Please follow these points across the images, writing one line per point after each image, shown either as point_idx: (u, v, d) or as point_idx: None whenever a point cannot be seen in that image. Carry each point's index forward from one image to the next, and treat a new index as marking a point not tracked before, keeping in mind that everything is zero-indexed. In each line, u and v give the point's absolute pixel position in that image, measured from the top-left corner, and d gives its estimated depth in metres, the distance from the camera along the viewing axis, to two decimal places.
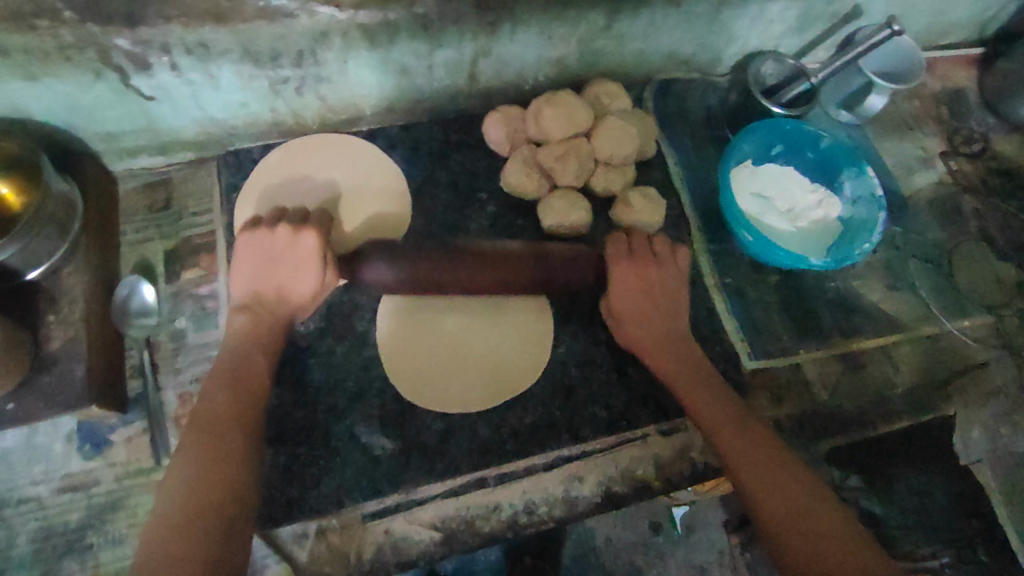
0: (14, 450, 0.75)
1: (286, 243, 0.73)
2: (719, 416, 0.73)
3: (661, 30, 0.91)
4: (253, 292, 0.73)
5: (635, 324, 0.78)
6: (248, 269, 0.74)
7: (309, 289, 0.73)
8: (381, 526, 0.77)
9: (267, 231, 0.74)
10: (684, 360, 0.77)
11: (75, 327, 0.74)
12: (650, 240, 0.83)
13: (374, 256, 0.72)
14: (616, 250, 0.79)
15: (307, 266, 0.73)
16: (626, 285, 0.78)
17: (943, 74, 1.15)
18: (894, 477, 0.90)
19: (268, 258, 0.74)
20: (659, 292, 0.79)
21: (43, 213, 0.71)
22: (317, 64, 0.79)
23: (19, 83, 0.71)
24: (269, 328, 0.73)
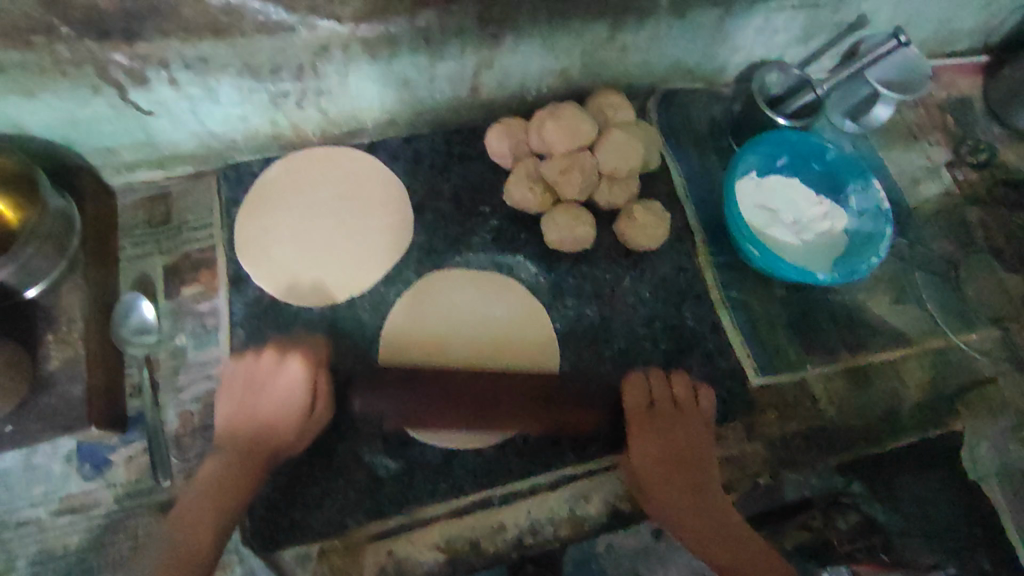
0: (12, 472, 0.74)
1: (269, 373, 0.71)
2: (735, 550, 0.72)
3: (664, 41, 0.90)
4: (230, 423, 0.71)
5: (653, 468, 0.75)
6: (230, 399, 0.71)
7: (294, 414, 0.70)
8: (385, 546, 0.76)
9: (252, 359, 0.71)
10: (705, 496, 0.75)
11: (73, 346, 0.73)
12: (669, 382, 0.79)
13: (365, 391, 0.71)
14: (635, 401, 0.77)
15: (294, 406, 0.70)
16: (647, 442, 0.75)
17: (948, 82, 1.14)
18: (897, 485, 0.90)
19: (251, 390, 0.71)
20: (683, 441, 0.76)
21: (40, 230, 0.70)
22: (318, 77, 0.78)
23: (15, 99, 0.70)
24: (247, 469, 0.69)
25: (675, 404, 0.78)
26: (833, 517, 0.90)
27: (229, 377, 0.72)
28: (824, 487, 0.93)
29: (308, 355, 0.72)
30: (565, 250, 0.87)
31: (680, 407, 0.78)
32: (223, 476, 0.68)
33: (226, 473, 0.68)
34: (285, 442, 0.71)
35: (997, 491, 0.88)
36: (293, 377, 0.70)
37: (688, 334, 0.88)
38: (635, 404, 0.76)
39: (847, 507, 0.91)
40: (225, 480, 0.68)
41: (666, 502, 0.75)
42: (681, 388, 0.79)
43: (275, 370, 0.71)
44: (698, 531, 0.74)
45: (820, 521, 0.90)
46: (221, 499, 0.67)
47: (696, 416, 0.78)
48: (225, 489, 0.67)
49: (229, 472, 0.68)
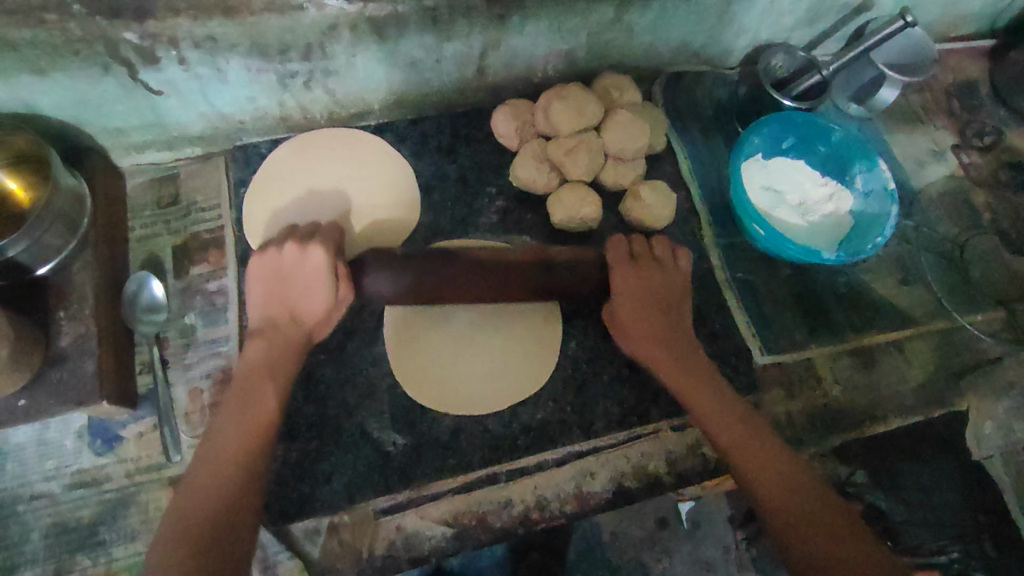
0: (26, 447, 0.75)
1: (295, 260, 0.74)
2: (724, 423, 0.73)
3: (671, 22, 0.90)
4: (266, 316, 0.74)
5: (633, 324, 0.78)
6: (263, 288, 0.75)
7: (320, 307, 0.73)
8: (394, 521, 0.77)
9: (275, 249, 0.75)
10: (689, 354, 0.78)
11: (85, 324, 0.74)
12: (651, 244, 0.83)
13: (374, 268, 0.76)
14: (615, 254, 0.81)
15: (319, 284, 0.73)
16: (630, 291, 0.79)
17: (955, 66, 1.13)
18: (898, 472, 0.90)
19: (280, 278, 0.75)
20: (665, 297, 0.80)
21: (52, 208, 0.70)
22: (326, 57, 0.78)
23: (27, 78, 0.71)
24: (269, 359, 0.72)
25: (658, 261, 0.82)
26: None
27: (259, 268, 0.76)
28: (832, 478, 0.89)
29: (328, 243, 0.75)
30: (571, 231, 0.88)
31: (664, 265, 0.82)
32: (272, 351, 0.72)
33: (270, 356, 0.72)
34: (320, 329, 0.75)
35: (999, 469, 0.91)
36: (314, 261, 0.73)
37: (693, 313, 0.89)
38: (619, 270, 0.79)
39: (854, 497, 0.89)
40: (254, 362, 0.72)
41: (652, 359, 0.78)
42: (661, 249, 0.83)
43: (299, 257, 0.74)
44: (676, 386, 0.76)
45: None
46: (274, 375, 0.71)
47: (680, 277, 0.82)
48: (273, 368, 0.72)
49: (272, 353, 0.72)
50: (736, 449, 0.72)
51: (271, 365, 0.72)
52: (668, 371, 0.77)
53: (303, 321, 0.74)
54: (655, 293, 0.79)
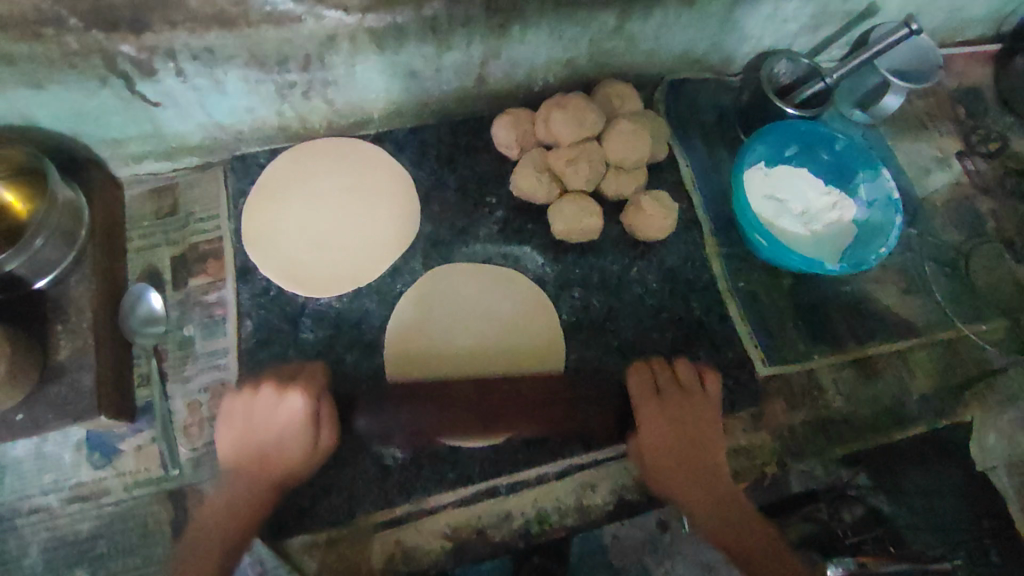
0: (24, 460, 0.75)
1: (269, 406, 0.70)
2: (730, 531, 0.73)
3: (673, 29, 0.89)
4: (237, 452, 0.70)
5: (658, 451, 0.75)
6: (233, 432, 0.71)
7: (297, 454, 0.70)
8: (391, 535, 0.75)
9: (250, 391, 0.71)
10: (742, 518, 0.73)
11: (82, 337, 0.73)
12: (679, 369, 0.79)
13: (366, 408, 0.75)
14: (641, 391, 0.77)
15: (298, 431, 0.69)
16: (658, 431, 0.75)
17: (960, 71, 1.12)
18: (904, 477, 0.91)
19: (248, 430, 0.70)
20: (695, 436, 0.76)
21: (49, 221, 0.70)
22: (324, 68, 0.78)
23: (24, 91, 0.71)
24: (251, 494, 0.69)
25: (685, 390, 0.78)
26: (840, 509, 0.87)
27: (229, 408, 0.72)
28: (832, 480, 0.89)
29: (309, 388, 0.71)
30: (572, 241, 0.87)
31: (689, 393, 0.78)
32: (242, 496, 0.69)
33: (246, 497, 0.69)
34: (297, 476, 0.71)
35: (1005, 479, 0.90)
36: (292, 413, 0.69)
37: (695, 324, 0.88)
38: (643, 406, 0.76)
39: (855, 501, 0.88)
40: (234, 506, 0.69)
41: (674, 487, 0.75)
42: (686, 371, 0.79)
43: (275, 404, 0.70)
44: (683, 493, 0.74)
45: (827, 514, 0.87)
46: (241, 517, 0.68)
47: (710, 425, 0.77)
48: (241, 508, 0.69)
49: (241, 495, 0.69)
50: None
51: (234, 521, 0.68)
52: (682, 486, 0.74)
53: (274, 465, 0.70)
54: (684, 426, 0.76)
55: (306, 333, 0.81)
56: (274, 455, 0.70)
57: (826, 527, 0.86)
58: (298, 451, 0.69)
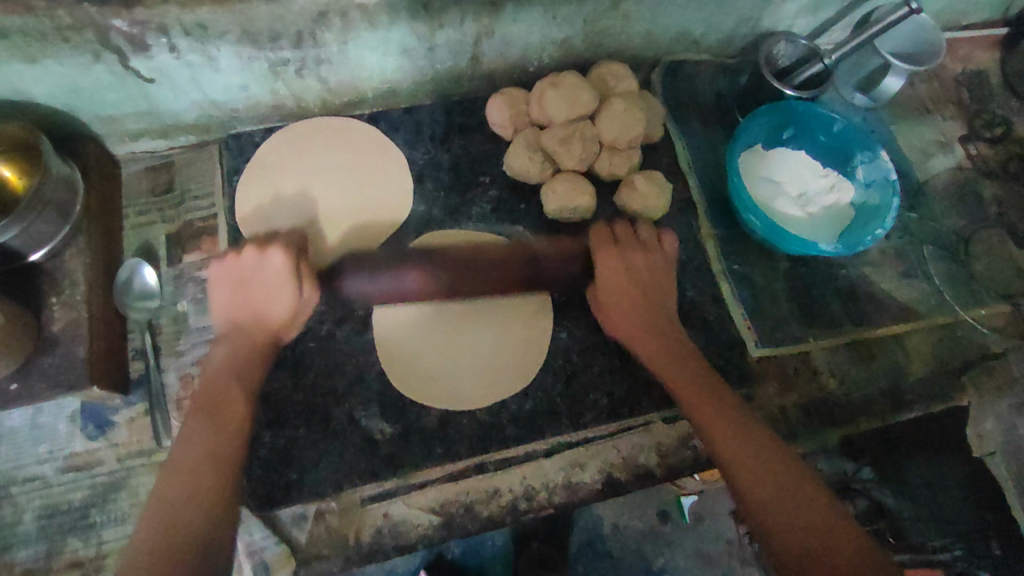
0: (20, 430, 0.76)
1: (257, 263, 0.74)
2: (682, 373, 0.73)
3: (669, 9, 0.88)
4: (231, 322, 0.73)
5: (610, 295, 0.78)
6: (224, 291, 0.75)
7: (276, 318, 0.73)
8: (381, 510, 0.77)
9: (234, 253, 0.75)
10: (688, 361, 0.74)
11: (76, 310, 0.74)
12: (633, 228, 0.83)
13: (351, 275, 0.78)
14: (600, 238, 0.80)
15: (282, 289, 0.73)
16: (616, 279, 0.78)
17: (965, 55, 1.10)
18: (907, 470, 0.90)
19: (243, 281, 0.74)
20: (648, 282, 0.79)
21: (43, 195, 0.71)
22: (317, 45, 0.78)
23: (18, 65, 0.71)
24: (244, 356, 0.71)
25: (641, 241, 0.82)
26: (844, 505, 0.90)
27: (218, 273, 0.75)
28: (836, 475, 0.90)
29: (290, 246, 0.76)
30: (565, 221, 0.87)
31: (641, 244, 0.82)
32: (245, 362, 0.71)
33: (244, 361, 0.71)
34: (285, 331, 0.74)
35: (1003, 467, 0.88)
36: (278, 264, 0.73)
37: (688, 305, 0.88)
38: (607, 259, 0.79)
39: (858, 494, 0.90)
40: (229, 366, 0.71)
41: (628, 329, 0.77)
42: (643, 232, 0.83)
43: (260, 262, 0.74)
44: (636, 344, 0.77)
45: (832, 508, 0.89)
46: (234, 374, 0.70)
47: (660, 267, 0.81)
48: (236, 371, 0.70)
49: (238, 357, 0.71)
50: (718, 425, 0.68)
51: (246, 379, 0.71)
52: (635, 333, 0.77)
53: (263, 323, 0.73)
54: (640, 280, 0.79)
55: None
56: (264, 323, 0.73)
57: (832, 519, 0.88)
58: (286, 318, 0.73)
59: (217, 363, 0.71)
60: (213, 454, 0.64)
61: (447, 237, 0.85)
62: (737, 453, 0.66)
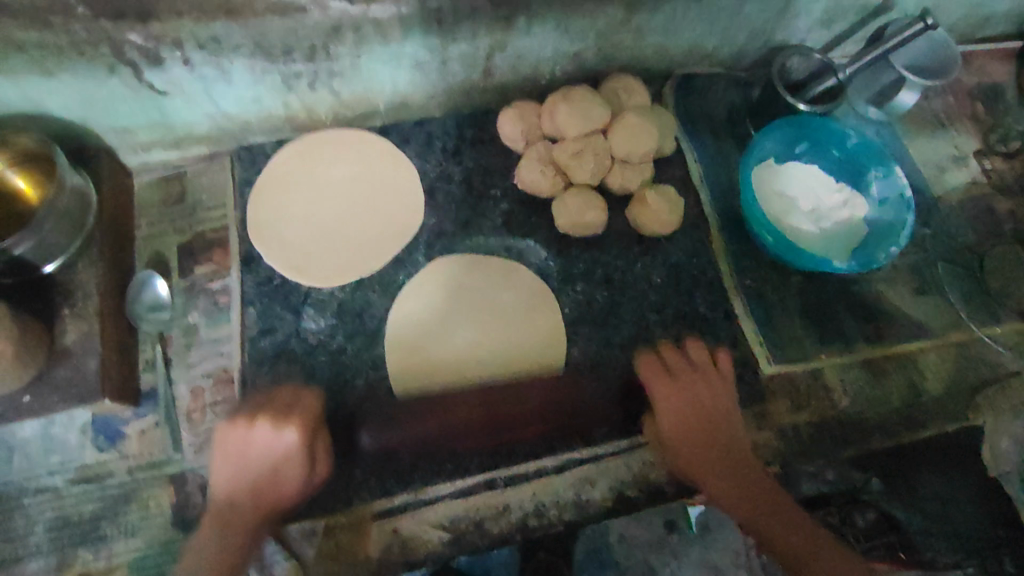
0: (32, 440, 0.76)
1: (268, 443, 0.69)
2: (709, 457, 0.75)
3: (681, 23, 0.88)
4: (230, 492, 0.69)
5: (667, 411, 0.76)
6: (225, 467, 0.70)
7: (294, 487, 0.70)
8: (389, 524, 0.76)
9: (243, 425, 0.70)
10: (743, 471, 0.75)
11: (89, 322, 0.74)
12: (684, 352, 0.81)
13: (365, 428, 0.75)
14: (651, 369, 0.79)
15: (294, 471, 0.69)
16: (676, 400, 0.77)
17: (980, 68, 1.09)
18: (919, 484, 0.88)
19: (242, 464, 0.69)
20: (710, 414, 0.77)
21: (56, 207, 0.71)
22: (330, 58, 0.78)
23: (34, 78, 0.72)
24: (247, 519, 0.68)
25: (696, 372, 0.79)
26: (851, 516, 0.86)
27: (223, 443, 0.70)
28: (844, 485, 0.87)
29: (307, 421, 0.71)
30: (576, 235, 0.87)
31: (696, 368, 0.80)
32: (231, 546, 0.68)
33: (237, 550, 0.68)
34: (282, 507, 0.70)
35: None
36: (290, 450, 0.69)
37: (700, 320, 0.87)
38: (654, 378, 0.78)
39: (867, 506, 0.87)
40: (215, 558, 0.67)
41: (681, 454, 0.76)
42: (696, 353, 0.81)
43: (272, 439, 0.69)
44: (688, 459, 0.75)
45: (839, 518, 0.86)
46: (226, 569, 0.67)
47: (720, 402, 0.77)
48: (229, 519, 0.68)
49: (233, 506, 0.69)
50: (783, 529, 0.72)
51: (253, 517, 0.69)
52: (689, 454, 0.75)
53: (269, 507, 0.70)
54: (698, 406, 0.77)
55: (308, 322, 0.81)
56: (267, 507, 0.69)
57: (838, 531, 0.85)
58: (298, 470, 0.69)
59: (213, 520, 0.68)
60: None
61: (464, 265, 0.85)
62: (775, 528, 0.72)
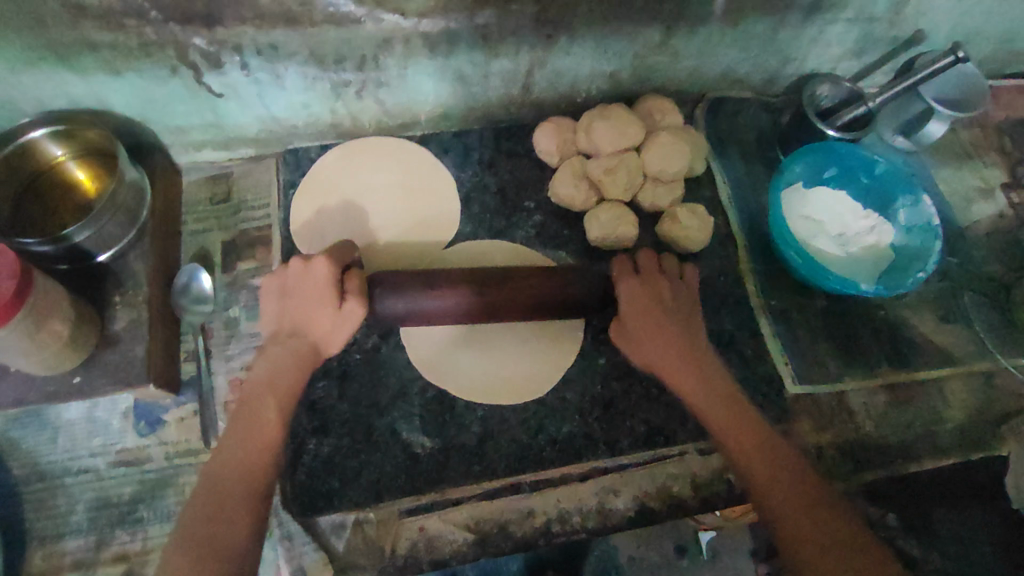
0: (77, 422, 0.79)
1: (300, 275, 0.73)
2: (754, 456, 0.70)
3: (716, 48, 0.91)
4: (276, 328, 0.73)
5: (648, 350, 0.76)
6: (273, 303, 0.74)
7: (328, 318, 0.71)
8: (416, 522, 0.78)
9: (283, 266, 0.74)
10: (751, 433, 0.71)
11: (138, 310, 0.77)
12: (658, 259, 0.82)
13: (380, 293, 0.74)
14: (621, 266, 0.78)
15: (324, 304, 0.71)
16: (634, 300, 0.77)
17: (1008, 103, 1.11)
18: (932, 519, 0.86)
19: (288, 294, 0.73)
20: (669, 311, 0.77)
21: (116, 199, 0.75)
22: (378, 69, 0.81)
23: (103, 76, 0.76)
24: (288, 366, 0.71)
25: (663, 272, 0.80)
26: None
27: (268, 284, 0.75)
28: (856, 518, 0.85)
29: (333, 255, 0.74)
30: (607, 248, 0.89)
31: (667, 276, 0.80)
32: (284, 367, 0.71)
33: (293, 370, 0.72)
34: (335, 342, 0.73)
35: None
36: (321, 275, 0.72)
37: (728, 338, 0.88)
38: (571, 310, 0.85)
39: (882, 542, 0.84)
40: (277, 383, 0.70)
41: (653, 353, 0.76)
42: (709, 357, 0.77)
43: (303, 273, 0.73)
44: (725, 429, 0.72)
45: None
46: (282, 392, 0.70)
47: (679, 307, 0.79)
48: (277, 382, 0.71)
49: (275, 367, 0.71)
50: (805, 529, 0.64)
51: (297, 359, 0.72)
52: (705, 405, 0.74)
53: (307, 331, 0.72)
54: (665, 324, 0.77)
55: None
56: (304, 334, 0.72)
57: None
58: (323, 301, 0.71)
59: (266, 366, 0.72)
60: (267, 449, 0.67)
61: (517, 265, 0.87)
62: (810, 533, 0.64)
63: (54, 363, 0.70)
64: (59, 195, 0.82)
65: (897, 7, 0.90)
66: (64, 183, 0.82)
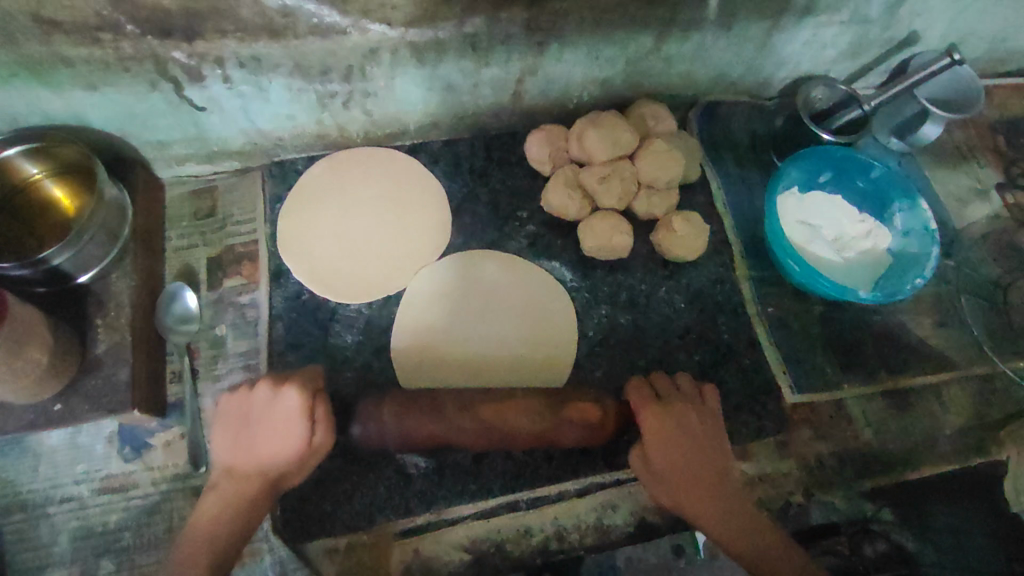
0: (59, 449, 0.77)
1: (267, 403, 0.69)
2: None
3: (710, 53, 0.89)
4: (230, 465, 0.69)
5: (677, 494, 0.71)
6: (228, 433, 0.70)
7: (289, 452, 0.68)
8: (411, 544, 0.76)
9: (245, 389, 0.70)
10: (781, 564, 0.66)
11: (121, 332, 0.75)
12: (676, 381, 0.77)
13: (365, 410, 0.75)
14: (640, 397, 0.74)
15: (288, 436, 0.67)
16: (655, 434, 0.72)
17: (1001, 102, 1.10)
18: (929, 513, 0.85)
19: (247, 427, 0.69)
20: (696, 440, 0.72)
21: (95, 219, 0.72)
22: (365, 79, 0.79)
23: (79, 92, 0.74)
24: (239, 501, 0.67)
25: (686, 396, 0.75)
26: (861, 545, 0.83)
27: (225, 410, 0.71)
28: (853, 514, 0.85)
29: (305, 384, 0.70)
30: (602, 258, 0.87)
31: (691, 399, 0.75)
32: (233, 502, 0.67)
33: (240, 506, 0.67)
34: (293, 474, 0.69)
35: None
36: (289, 406, 0.68)
37: (724, 348, 0.87)
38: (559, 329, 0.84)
39: (876, 536, 0.84)
40: (225, 513, 0.66)
41: (681, 498, 0.71)
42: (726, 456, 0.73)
43: (270, 400, 0.69)
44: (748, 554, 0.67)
45: (848, 548, 0.83)
46: (229, 524, 0.66)
47: (709, 437, 0.74)
48: (230, 514, 0.66)
49: (229, 500, 0.67)
50: None
51: (258, 488, 0.67)
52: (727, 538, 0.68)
53: (265, 467, 0.68)
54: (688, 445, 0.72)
55: (335, 337, 0.82)
56: (264, 468, 0.68)
57: (847, 561, 0.82)
58: (287, 425, 0.67)
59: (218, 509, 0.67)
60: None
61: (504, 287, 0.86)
62: None
63: (34, 391, 0.68)
64: (37, 215, 0.80)
65: (891, 9, 0.89)
66: (42, 202, 0.80)
